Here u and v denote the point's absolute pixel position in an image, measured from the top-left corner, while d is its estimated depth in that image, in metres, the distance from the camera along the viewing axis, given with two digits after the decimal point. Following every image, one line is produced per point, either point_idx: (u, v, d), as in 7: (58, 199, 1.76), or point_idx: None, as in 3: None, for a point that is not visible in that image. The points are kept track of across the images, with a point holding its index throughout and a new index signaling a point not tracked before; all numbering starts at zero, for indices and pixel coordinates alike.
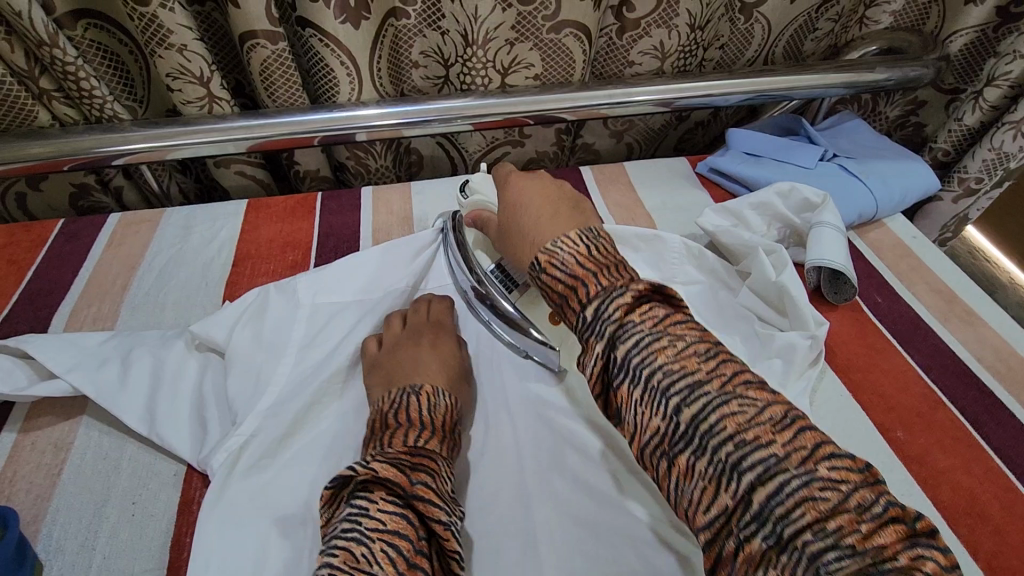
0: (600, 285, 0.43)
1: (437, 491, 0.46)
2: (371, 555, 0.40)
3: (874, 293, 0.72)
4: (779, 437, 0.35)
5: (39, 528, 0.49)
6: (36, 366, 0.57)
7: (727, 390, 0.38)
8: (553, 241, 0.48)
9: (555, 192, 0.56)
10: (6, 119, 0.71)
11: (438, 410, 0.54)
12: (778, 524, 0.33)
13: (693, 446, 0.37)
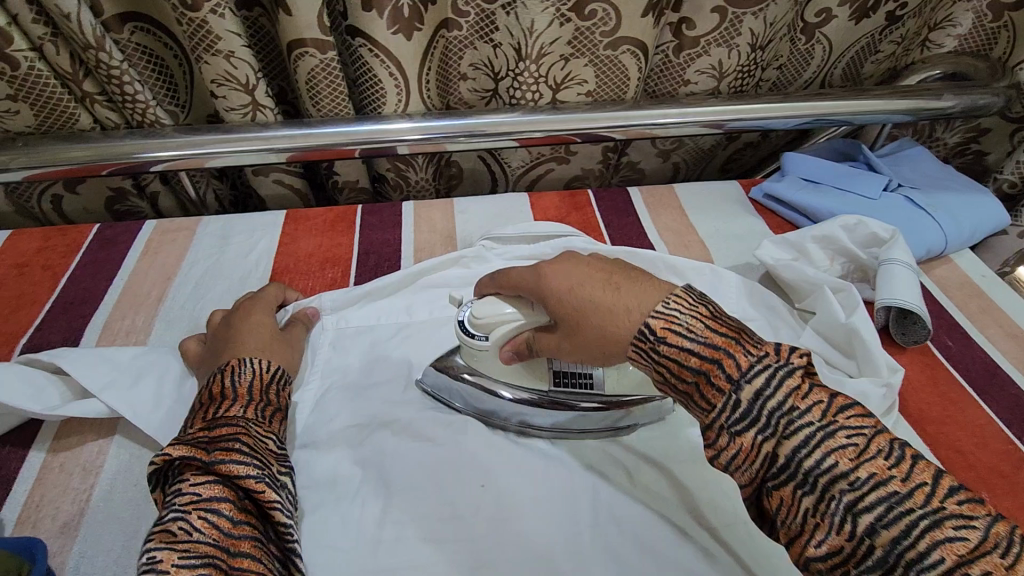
0: (750, 355, 0.39)
1: (255, 441, 0.45)
2: (189, 527, 0.38)
3: (944, 336, 0.67)
4: (896, 471, 0.34)
5: (66, 560, 0.46)
6: (70, 384, 0.55)
7: (830, 421, 0.36)
8: (664, 302, 0.42)
9: (593, 245, 0.49)
10: (48, 120, 0.69)
11: (248, 376, 0.51)
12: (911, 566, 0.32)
13: (799, 481, 0.36)
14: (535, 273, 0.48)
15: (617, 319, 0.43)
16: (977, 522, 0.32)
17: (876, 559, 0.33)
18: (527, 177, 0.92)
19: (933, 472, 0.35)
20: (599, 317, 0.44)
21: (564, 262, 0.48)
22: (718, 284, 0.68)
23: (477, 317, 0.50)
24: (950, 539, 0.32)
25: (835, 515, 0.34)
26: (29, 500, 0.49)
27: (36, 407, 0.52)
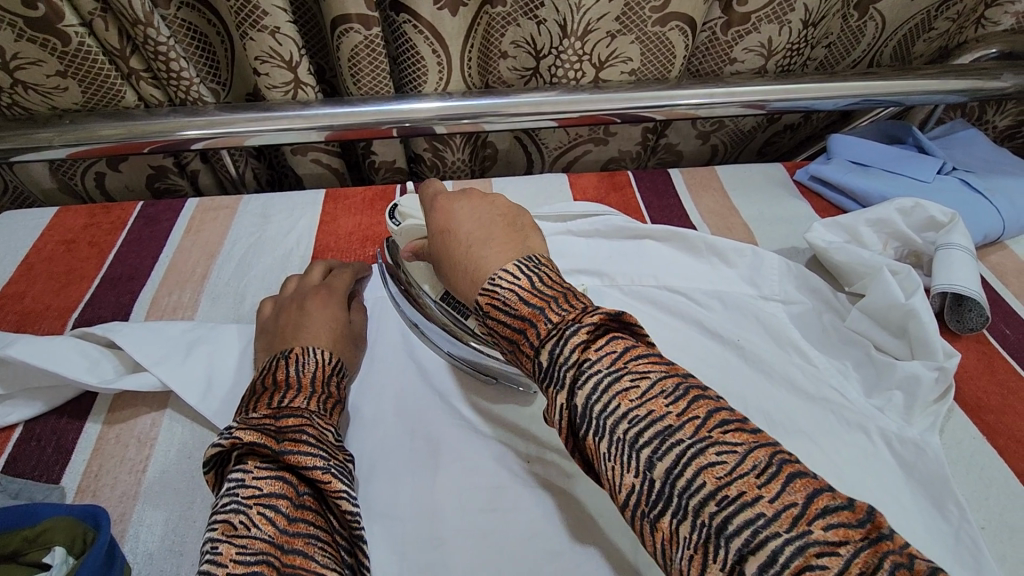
0: (549, 322, 0.38)
1: (313, 436, 0.45)
2: (248, 520, 0.38)
3: (1002, 324, 0.65)
4: (765, 491, 0.30)
5: (126, 527, 0.47)
6: (123, 357, 0.56)
7: (801, 531, 0.28)
8: (492, 277, 0.43)
9: (487, 206, 0.51)
10: (94, 97, 0.69)
11: (309, 366, 0.51)
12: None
13: (674, 510, 0.31)
14: (432, 205, 0.52)
15: (467, 274, 0.46)
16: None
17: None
18: (565, 159, 0.91)
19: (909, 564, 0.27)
20: (456, 267, 0.48)
21: (455, 203, 0.51)
22: (759, 267, 0.67)
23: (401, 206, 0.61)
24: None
25: (727, 561, 0.29)
26: (88, 470, 0.50)
27: (92, 379, 0.53)
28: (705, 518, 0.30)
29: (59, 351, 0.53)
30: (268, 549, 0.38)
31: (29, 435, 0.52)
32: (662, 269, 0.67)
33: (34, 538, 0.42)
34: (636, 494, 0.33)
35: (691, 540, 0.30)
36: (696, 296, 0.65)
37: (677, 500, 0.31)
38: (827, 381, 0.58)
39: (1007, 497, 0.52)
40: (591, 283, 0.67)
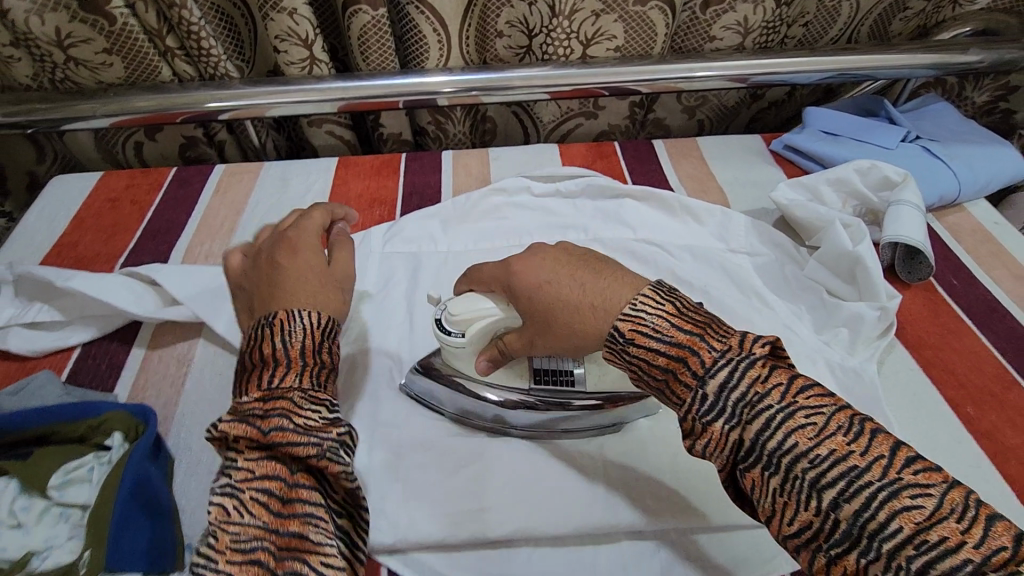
0: (714, 350, 0.40)
1: (309, 371, 0.46)
2: (262, 433, 0.42)
3: (949, 275, 0.71)
4: (969, 536, 0.32)
5: (170, 426, 0.56)
6: (161, 293, 0.64)
7: (790, 402, 0.38)
8: (631, 302, 0.43)
9: (578, 261, 0.48)
10: (135, 72, 0.78)
11: (297, 333, 0.46)
12: (873, 540, 0.34)
13: (862, 548, 0.34)
14: (509, 270, 0.49)
15: (598, 315, 0.44)
16: (932, 491, 0.34)
17: (844, 534, 0.35)
18: (558, 132, 0.98)
19: (795, 379, 0.39)
20: (572, 312, 0.45)
21: (530, 259, 0.49)
22: (727, 224, 0.74)
23: (453, 314, 0.52)
24: (905, 508, 0.33)
25: (823, 509, 0.35)
26: (136, 383, 0.59)
27: (137, 310, 0.61)
28: (902, 561, 0.33)
29: (110, 285, 0.62)
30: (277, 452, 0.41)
31: (86, 355, 0.61)
32: (639, 225, 0.74)
33: (96, 426, 0.50)
34: (812, 528, 0.36)
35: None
36: (669, 247, 0.72)
37: (867, 542, 0.34)
38: (781, 321, 0.65)
39: (934, 417, 0.58)
40: (573, 236, 0.74)
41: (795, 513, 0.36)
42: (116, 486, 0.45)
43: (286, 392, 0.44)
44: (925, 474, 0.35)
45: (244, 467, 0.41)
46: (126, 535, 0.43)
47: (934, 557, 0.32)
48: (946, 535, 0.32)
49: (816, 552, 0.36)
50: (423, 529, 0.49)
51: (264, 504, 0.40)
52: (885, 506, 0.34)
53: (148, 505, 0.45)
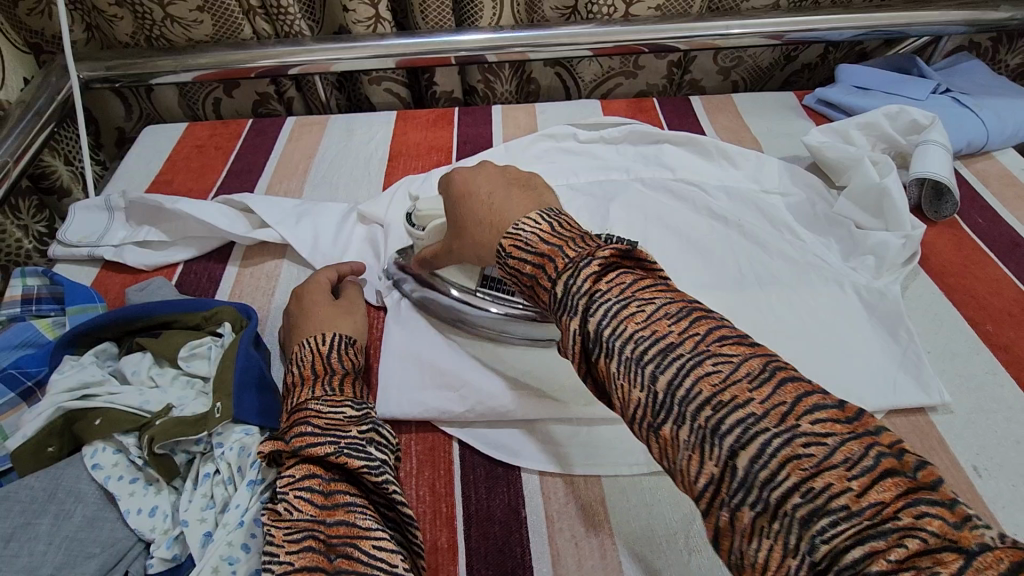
0: (567, 256, 0.40)
1: (320, 380, 0.50)
2: (290, 506, 0.41)
3: (975, 214, 0.75)
4: (953, 518, 0.27)
5: (266, 327, 0.64)
6: (251, 219, 0.72)
7: (701, 350, 0.34)
8: (515, 223, 0.46)
9: (506, 174, 0.54)
10: (220, 30, 0.87)
11: (306, 357, 0.53)
12: (764, 488, 0.30)
13: (758, 504, 0.30)
14: (450, 186, 0.55)
15: (493, 230, 0.49)
16: (829, 441, 0.29)
17: (739, 482, 0.30)
18: (599, 91, 1.03)
19: (711, 328, 0.35)
20: (477, 223, 0.51)
21: (473, 176, 0.54)
22: (761, 167, 0.79)
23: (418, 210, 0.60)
24: (796, 457, 0.29)
25: (723, 458, 0.31)
26: (233, 293, 0.68)
27: (233, 232, 0.70)
28: (789, 510, 0.29)
29: (209, 208, 0.70)
30: (306, 462, 0.43)
31: (188, 270, 0.70)
32: (677, 168, 0.80)
33: (209, 317, 0.58)
34: (714, 483, 0.32)
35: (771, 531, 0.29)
36: (705, 187, 0.78)
37: (764, 496, 0.30)
38: (811, 250, 0.70)
39: (954, 333, 0.63)
40: (616, 177, 0.80)
41: (698, 464, 0.32)
42: (233, 360, 0.53)
43: (300, 404, 0.48)
44: (732, 343, 0.34)
45: (288, 476, 0.43)
46: (246, 395, 0.51)
47: (823, 502, 0.28)
48: (833, 482, 0.28)
49: (721, 507, 0.31)
50: (488, 408, 0.55)
51: (309, 501, 0.41)
52: (735, 407, 0.32)
53: (260, 375, 0.53)
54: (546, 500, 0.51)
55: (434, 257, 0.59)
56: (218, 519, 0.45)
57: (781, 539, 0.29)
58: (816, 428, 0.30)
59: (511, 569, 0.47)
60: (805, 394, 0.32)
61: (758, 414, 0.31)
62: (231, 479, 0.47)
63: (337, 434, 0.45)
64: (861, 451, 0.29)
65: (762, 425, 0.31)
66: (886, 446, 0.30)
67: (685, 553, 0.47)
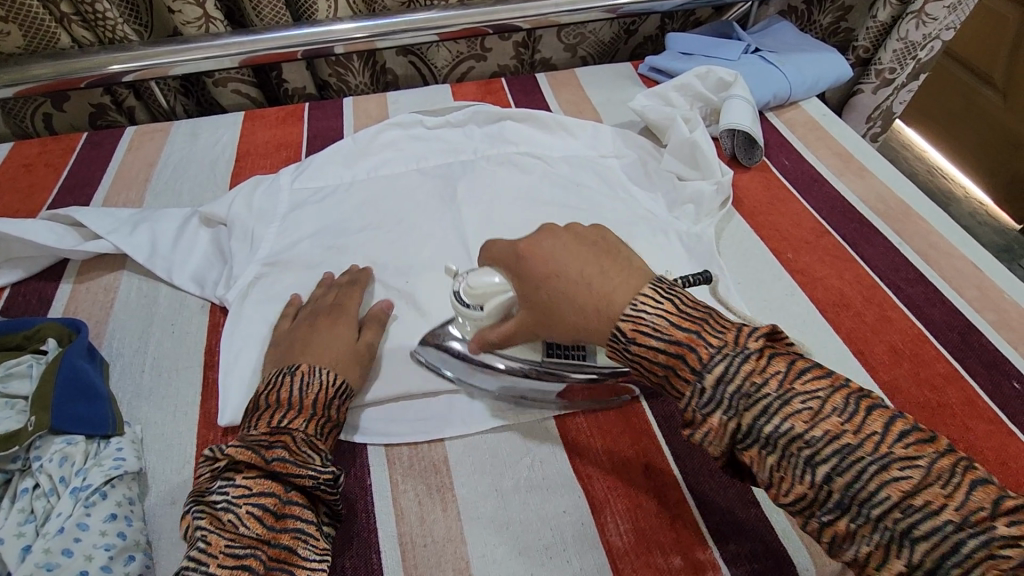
0: (711, 346, 0.39)
1: (315, 417, 0.50)
2: (235, 519, 0.43)
3: (782, 157, 0.84)
4: (950, 500, 0.32)
5: (103, 339, 0.63)
6: (83, 232, 0.70)
7: (787, 389, 0.37)
8: (632, 302, 0.41)
9: (583, 238, 0.47)
10: (34, 40, 0.83)
11: (314, 384, 0.51)
12: (861, 506, 0.34)
13: (853, 514, 0.35)
14: (517, 261, 0.47)
15: (598, 319, 0.42)
16: (921, 462, 0.34)
17: (835, 502, 0.35)
18: (453, 75, 1.06)
19: (789, 361, 0.38)
20: (573, 309, 0.43)
21: (541, 242, 0.47)
22: (596, 134, 0.84)
23: (470, 288, 0.50)
24: (895, 479, 0.34)
25: (816, 481, 0.35)
26: (67, 310, 0.65)
27: (61, 246, 0.67)
28: (888, 523, 0.33)
29: (32, 225, 0.67)
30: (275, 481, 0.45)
31: (16, 294, 0.67)
32: (521, 143, 0.84)
33: (31, 334, 0.56)
34: (806, 500, 0.36)
35: (871, 538, 0.34)
36: (546, 157, 0.82)
37: (856, 508, 0.34)
38: (642, 205, 0.76)
39: (762, 263, 0.70)
40: (463, 157, 0.83)
41: (790, 487, 0.36)
42: (55, 373, 0.52)
43: (291, 430, 0.48)
44: (811, 377, 0.37)
45: (243, 484, 0.45)
46: (69, 406, 0.50)
47: (921, 519, 0.33)
48: (930, 500, 0.33)
49: (810, 517, 0.36)
50: None
51: (259, 519, 0.43)
52: (831, 441, 0.35)
53: (88, 384, 0.52)
54: (390, 467, 0.53)
55: (505, 341, 0.51)
56: (37, 531, 0.44)
57: (879, 544, 0.34)
58: (904, 450, 0.34)
59: (355, 534, 0.49)
60: (890, 419, 0.35)
61: (854, 444, 0.35)
62: (53, 490, 0.46)
63: (316, 466, 0.46)
64: (947, 467, 0.33)
65: (857, 454, 0.35)
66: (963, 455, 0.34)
67: (519, 492, 0.51)
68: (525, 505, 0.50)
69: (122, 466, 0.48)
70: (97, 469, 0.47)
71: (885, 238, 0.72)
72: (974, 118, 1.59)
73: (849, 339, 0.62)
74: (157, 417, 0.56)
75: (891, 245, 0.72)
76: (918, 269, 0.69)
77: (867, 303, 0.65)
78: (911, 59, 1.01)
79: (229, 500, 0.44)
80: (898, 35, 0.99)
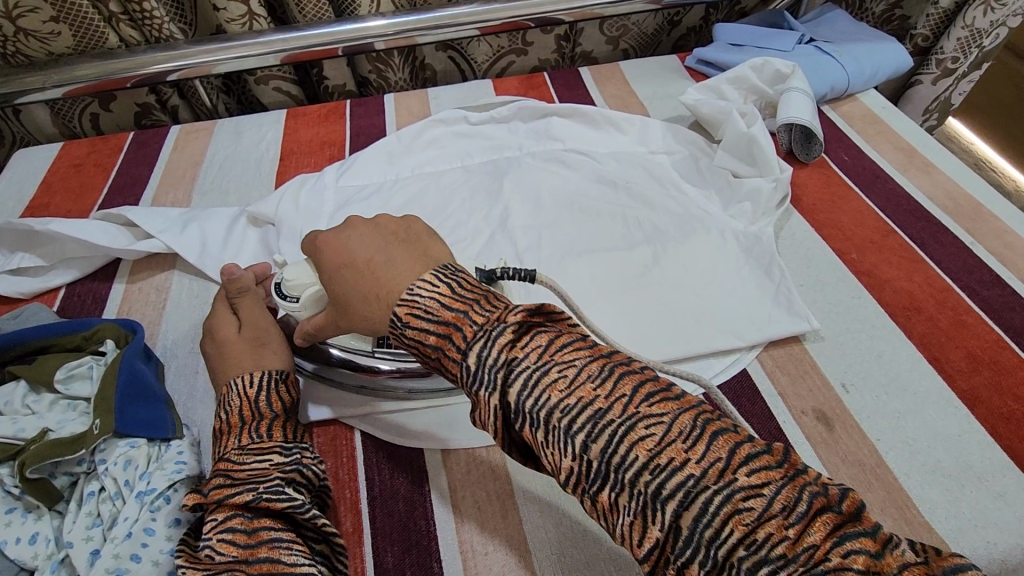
0: (475, 323, 0.37)
1: (246, 429, 0.47)
2: (209, 557, 0.40)
3: (840, 153, 0.80)
4: (792, 532, 0.28)
5: (157, 339, 0.63)
6: (134, 232, 0.70)
7: (631, 414, 0.32)
8: (411, 286, 0.41)
9: (382, 227, 0.48)
10: (83, 41, 0.83)
11: (234, 403, 0.49)
12: (710, 546, 0.29)
13: (703, 560, 0.29)
14: (317, 250, 0.48)
15: (373, 299, 0.43)
16: (764, 491, 0.29)
17: (684, 541, 0.30)
18: (493, 70, 1.04)
19: (635, 384, 0.34)
20: (363, 299, 0.44)
21: (342, 234, 0.48)
22: (646, 130, 0.82)
23: (287, 281, 0.52)
24: (738, 511, 0.29)
25: (666, 521, 0.30)
26: (121, 309, 0.66)
27: (114, 247, 0.67)
28: (734, 564, 0.29)
29: (85, 226, 0.67)
30: (229, 505, 0.42)
31: (71, 293, 0.67)
32: (566, 139, 0.82)
33: (89, 336, 0.56)
34: (659, 545, 0.31)
35: None
36: (595, 154, 0.80)
37: (705, 550, 0.29)
38: (694, 203, 0.74)
39: (824, 264, 0.67)
40: (507, 154, 0.81)
41: (559, 462, 0.33)
42: (115, 374, 0.51)
43: (223, 455, 0.45)
44: (659, 400, 0.33)
45: (210, 520, 0.42)
46: (131, 409, 0.50)
47: (667, 478, 0.30)
48: (773, 532, 0.29)
49: (666, 566, 0.31)
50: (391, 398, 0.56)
51: (231, 542, 0.40)
52: (676, 470, 0.30)
53: (146, 388, 0.52)
54: (449, 472, 0.52)
55: (316, 331, 0.51)
56: (105, 535, 0.44)
57: None
58: (750, 479, 0.30)
59: (416, 541, 0.48)
60: (737, 444, 0.31)
61: (698, 474, 0.30)
62: (118, 494, 0.46)
63: (255, 480, 0.43)
64: (793, 495, 0.29)
65: (702, 485, 0.30)
66: (808, 479, 0.30)
67: (581, 501, 0.50)
68: (590, 516, 0.49)
69: (183, 470, 0.48)
70: (160, 472, 0.47)
71: (956, 237, 0.69)
72: None
73: (923, 343, 0.59)
74: (213, 419, 0.56)
75: (963, 244, 0.68)
76: (994, 270, 0.65)
77: (940, 306, 0.62)
78: (975, 47, 0.96)
79: (205, 537, 0.41)
80: (963, 22, 0.94)
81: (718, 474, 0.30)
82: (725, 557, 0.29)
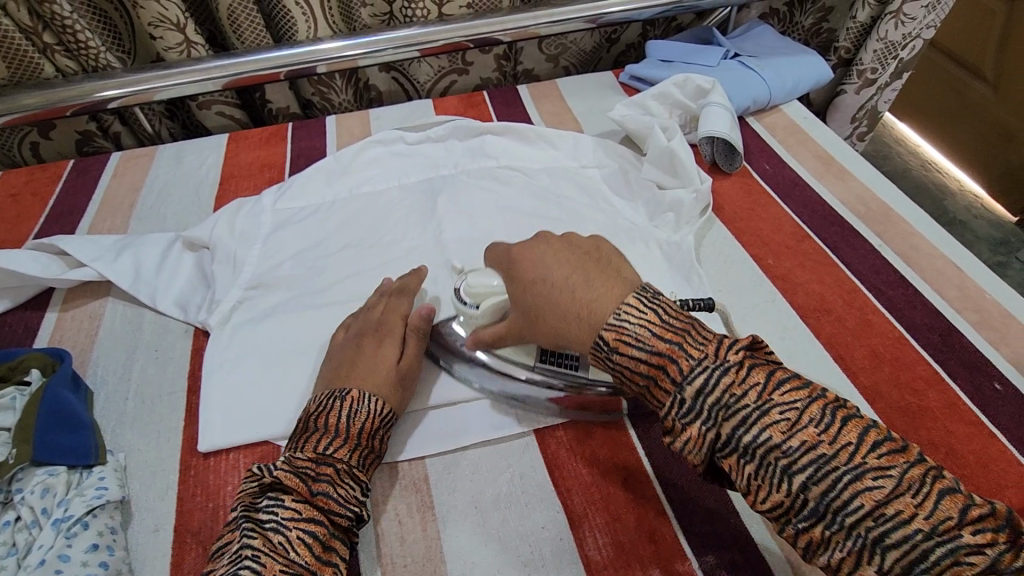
0: (692, 357, 0.41)
1: (358, 448, 0.50)
2: (286, 543, 0.43)
3: (763, 162, 0.84)
4: (824, 435, 0.37)
5: (88, 367, 0.63)
6: (67, 261, 0.71)
7: (716, 354, 0.41)
8: (615, 312, 0.44)
9: (569, 248, 0.51)
10: (18, 72, 0.84)
11: (357, 414, 0.51)
12: (744, 438, 0.38)
13: (741, 452, 0.39)
14: (512, 259, 0.53)
15: (575, 323, 0.46)
16: (796, 404, 0.38)
17: (727, 440, 0.39)
18: (435, 89, 1.07)
19: (768, 372, 0.40)
20: (557, 315, 0.47)
21: (537, 248, 0.52)
22: (578, 145, 0.84)
23: (470, 288, 0.56)
24: (774, 420, 0.38)
25: (711, 420, 0.40)
26: (52, 338, 0.66)
27: (45, 276, 0.68)
28: (771, 459, 0.37)
29: (17, 256, 0.68)
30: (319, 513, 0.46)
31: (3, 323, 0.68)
32: (500, 155, 0.84)
33: (14, 366, 0.57)
34: (699, 435, 0.40)
35: (757, 473, 0.38)
36: (527, 169, 0.82)
37: (743, 445, 0.38)
38: (621, 215, 0.76)
39: (741, 270, 0.70)
40: (443, 172, 0.83)
41: (689, 424, 0.40)
42: (37, 404, 0.53)
43: (339, 461, 0.48)
44: (730, 339, 0.42)
45: (291, 507, 0.45)
46: (51, 437, 0.51)
47: (801, 455, 0.37)
48: (805, 438, 0.37)
49: (712, 452, 0.40)
50: None
51: (308, 546, 0.44)
52: (729, 387, 0.39)
53: (70, 415, 0.53)
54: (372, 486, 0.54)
55: (494, 341, 0.54)
56: (19, 563, 0.45)
57: (758, 469, 0.38)
58: (879, 459, 0.36)
59: None
60: (772, 372, 0.40)
61: (738, 389, 0.39)
62: (35, 521, 0.48)
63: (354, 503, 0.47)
64: (824, 411, 0.38)
65: (745, 400, 0.39)
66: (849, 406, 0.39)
67: (497, 510, 0.51)
68: (505, 523, 0.51)
69: (103, 495, 0.49)
70: (78, 499, 0.49)
71: (867, 241, 0.72)
72: (963, 112, 1.60)
73: (830, 344, 0.62)
74: (140, 444, 0.56)
75: (872, 247, 0.72)
76: (901, 273, 0.69)
77: (847, 306, 0.66)
78: (892, 59, 1.02)
79: (279, 529, 0.44)
80: (877, 35, 0.99)
81: (851, 456, 0.36)
82: (765, 449, 0.38)
